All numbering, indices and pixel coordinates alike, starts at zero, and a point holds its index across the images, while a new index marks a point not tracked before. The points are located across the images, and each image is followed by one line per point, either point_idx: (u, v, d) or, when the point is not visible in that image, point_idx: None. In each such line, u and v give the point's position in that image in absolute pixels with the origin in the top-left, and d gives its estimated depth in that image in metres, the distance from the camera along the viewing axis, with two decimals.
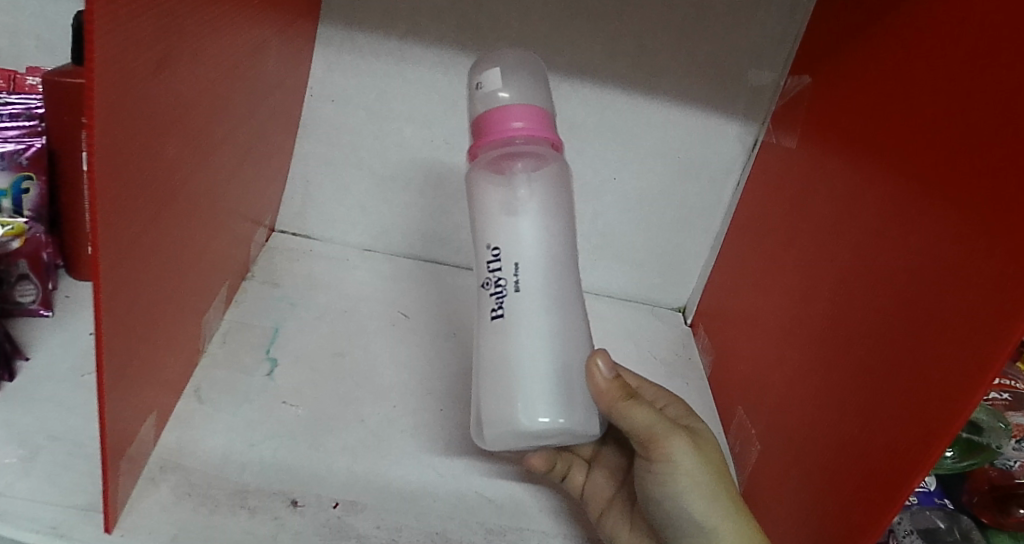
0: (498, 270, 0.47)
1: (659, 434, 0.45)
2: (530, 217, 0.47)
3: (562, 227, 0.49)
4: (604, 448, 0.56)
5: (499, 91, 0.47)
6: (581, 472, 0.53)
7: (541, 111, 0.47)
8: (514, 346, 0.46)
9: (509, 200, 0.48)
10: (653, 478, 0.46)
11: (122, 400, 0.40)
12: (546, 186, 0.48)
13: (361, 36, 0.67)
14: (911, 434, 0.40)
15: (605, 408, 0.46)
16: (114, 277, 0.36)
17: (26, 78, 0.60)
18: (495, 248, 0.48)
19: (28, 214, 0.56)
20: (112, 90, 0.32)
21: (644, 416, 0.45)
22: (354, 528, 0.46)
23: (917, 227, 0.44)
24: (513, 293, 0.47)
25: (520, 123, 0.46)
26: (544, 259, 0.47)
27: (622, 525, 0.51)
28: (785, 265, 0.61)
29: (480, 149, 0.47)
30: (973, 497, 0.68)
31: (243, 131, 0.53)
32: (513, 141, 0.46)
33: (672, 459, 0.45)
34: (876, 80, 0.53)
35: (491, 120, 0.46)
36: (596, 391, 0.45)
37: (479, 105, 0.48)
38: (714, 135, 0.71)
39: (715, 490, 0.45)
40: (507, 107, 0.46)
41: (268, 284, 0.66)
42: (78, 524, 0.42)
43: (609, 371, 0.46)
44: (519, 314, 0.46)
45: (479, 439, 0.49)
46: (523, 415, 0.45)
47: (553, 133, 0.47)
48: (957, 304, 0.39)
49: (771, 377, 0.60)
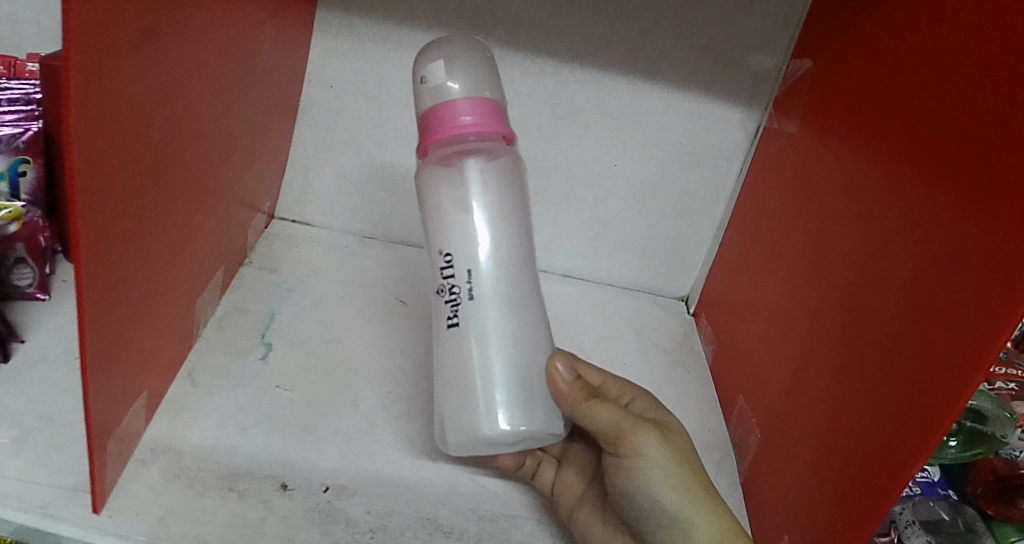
0: (452, 277, 0.47)
1: (626, 429, 0.45)
2: (482, 212, 0.47)
3: (515, 219, 0.49)
4: (571, 446, 0.56)
5: (447, 83, 0.46)
6: (551, 470, 0.53)
7: (489, 103, 0.46)
8: (473, 354, 0.47)
9: (460, 196, 0.48)
10: (622, 474, 0.46)
11: (108, 382, 0.40)
12: (498, 179, 0.48)
13: (359, 21, 0.67)
14: (909, 424, 0.39)
15: (568, 411, 0.47)
16: (96, 256, 0.36)
17: (26, 64, 0.59)
18: (447, 254, 0.48)
19: (25, 198, 0.56)
20: (89, 72, 0.32)
21: (609, 413, 0.46)
22: (344, 512, 0.46)
23: (913, 216, 0.44)
24: (467, 301, 0.47)
25: (469, 118, 0.45)
26: (500, 253, 0.47)
27: (595, 520, 0.50)
28: (786, 252, 0.61)
29: (430, 145, 0.46)
30: (978, 488, 0.67)
31: (235, 114, 0.53)
32: (463, 137, 0.46)
33: (640, 452, 0.45)
34: (880, 62, 0.52)
35: (439, 115, 0.46)
36: (559, 395, 0.47)
37: (426, 99, 0.47)
38: (716, 121, 0.70)
39: (687, 481, 0.45)
40: (454, 101, 0.46)
41: (266, 269, 0.66)
42: (67, 504, 0.42)
43: (569, 373, 0.47)
44: (475, 318, 0.47)
45: (443, 444, 0.49)
46: (485, 423, 0.46)
47: (504, 125, 0.47)
48: (954, 291, 0.38)
49: (771, 366, 0.60)
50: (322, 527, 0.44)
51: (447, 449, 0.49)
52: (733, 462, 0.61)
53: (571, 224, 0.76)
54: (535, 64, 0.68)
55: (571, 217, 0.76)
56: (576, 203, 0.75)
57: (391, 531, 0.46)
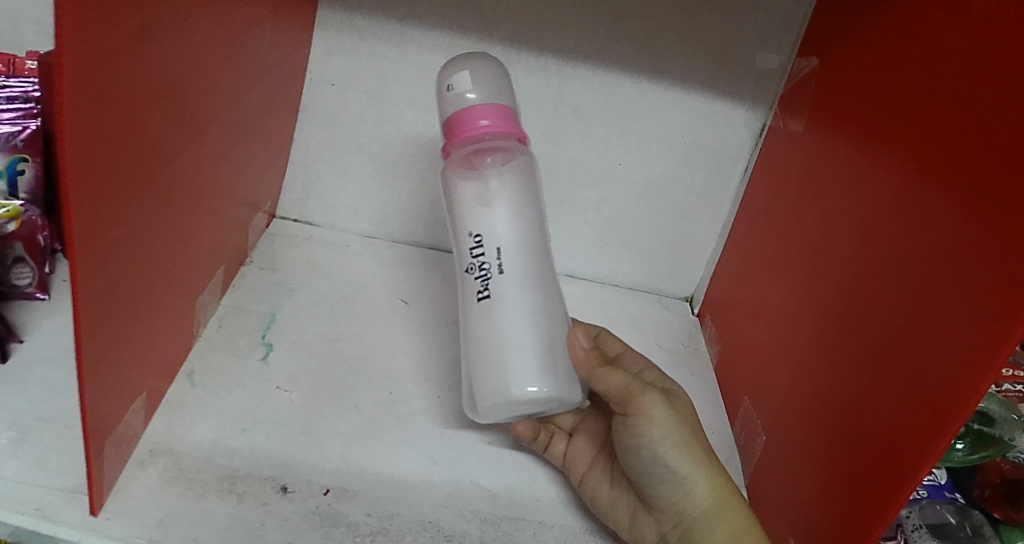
0: (482, 254, 0.49)
1: (634, 391, 0.47)
2: (502, 208, 0.49)
3: (533, 217, 0.50)
4: (584, 417, 0.56)
5: (467, 90, 0.48)
6: (563, 441, 0.54)
7: (506, 108, 0.48)
8: (497, 325, 0.48)
9: (482, 193, 0.49)
10: (628, 435, 0.47)
11: (104, 383, 0.39)
12: (517, 178, 0.50)
13: (361, 19, 0.67)
14: (916, 422, 0.39)
15: (584, 376, 0.49)
16: (92, 255, 0.35)
17: (26, 62, 0.58)
18: (477, 236, 0.49)
19: (24, 197, 0.56)
20: (83, 74, 0.31)
21: (620, 378, 0.47)
22: (344, 515, 0.45)
23: (920, 214, 0.43)
24: (497, 275, 0.49)
25: (487, 121, 0.47)
26: (521, 243, 0.49)
27: (603, 483, 0.51)
28: (792, 252, 0.60)
29: (452, 148, 0.48)
30: (985, 491, 0.67)
31: (234, 113, 0.53)
32: (482, 138, 0.48)
33: (645, 412, 0.46)
34: (888, 59, 0.51)
35: (459, 120, 0.47)
36: (575, 360, 0.49)
37: (447, 106, 0.49)
38: (721, 119, 0.70)
39: (688, 440, 0.47)
40: (473, 106, 0.47)
41: (267, 268, 0.65)
42: (64, 507, 0.42)
43: (586, 342, 0.49)
44: (505, 294, 0.48)
45: (473, 413, 0.51)
46: (514, 385, 0.47)
47: (519, 128, 0.49)
48: (963, 290, 0.38)
49: (776, 367, 0.59)
50: (322, 530, 0.44)
51: (479, 418, 0.51)
52: (738, 463, 0.61)
53: (574, 223, 0.75)
54: (538, 62, 0.68)
55: (574, 217, 0.75)
56: (580, 202, 0.74)
57: (392, 534, 0.45)
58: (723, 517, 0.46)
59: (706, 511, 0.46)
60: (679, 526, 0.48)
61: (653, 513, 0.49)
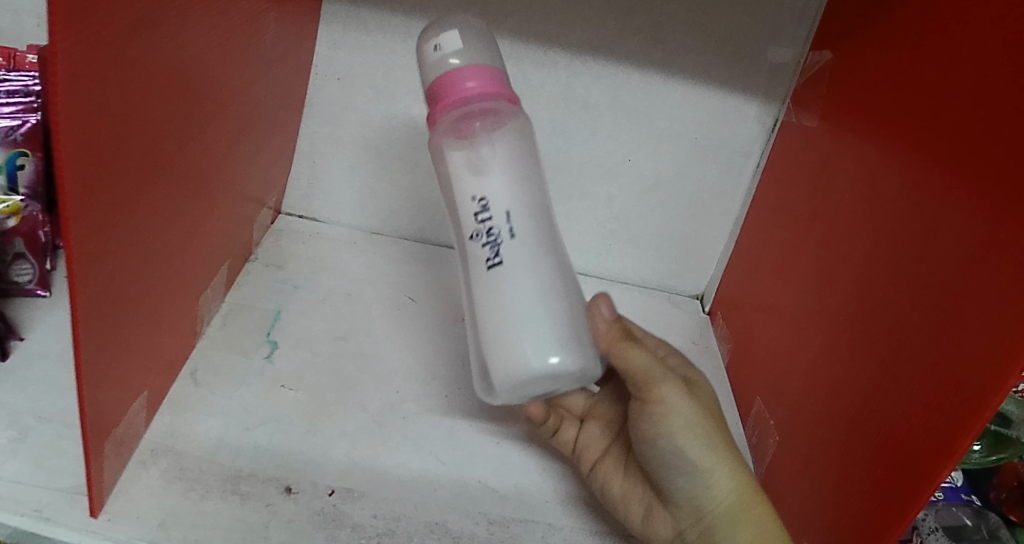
0: (488, 221, 0.47)
1: (653, 378, 0.46)
2: (496, 174, 0.47)
3: (530, 183, 0.49)
4: (597, 404, 0.55)
5: (452, 52, 0.46)
6: (574, 426, 0.53)
7: (494, 68, 0.46)
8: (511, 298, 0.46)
9: (474, 160, 0.47)
10: (643, 424, 0.46)
11: (104, 379, 0.38)
12: (510, 144, 0.48)
13: (367, 13, 0.66)
14: (932, 426, 0.38)
15: (603, 350, 0.48)
16: (89, 251, 0.34)
17: (27, 56, 0.57)
18: (480, 199, 0.47)
19: (23, 192, 0.55)
20: (80, 70, 0.30)
21: (641, 360, 0.47)
22: (350, 517, 0.44)
23: (938, 213, 0.42)
24: (508, 240, 0.47)
25: (473, 83, 0.45)
26: (523, 208, 0.48)
27: (615, 473, 0.50)
28: (805, 249, 0.59)
29: (438, 115, 0.46)
30: (1001, 494, 0.66)
31: (237, 107, 0.52)
32: (469, 103, 0.45)
33: (664, 402, 0.45)
34: (904, 49, 0.50)
35: (446, 85, 0.45)
36: (596, 332, 0.48)
37: (430, 72, 0.47)
38: (733, 115, 0.68)
39: (710, 434, 0.45)
40: (458, 70, 0.45)
41: (271, 266, 0.65)
42: (64, 508, 0.41)
43: (610, 314, 0.49)
44: (516, 264, 0.46)
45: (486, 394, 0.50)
46: (534, 358, 0.45)
47: (508, 89, 0.47)
48: (980, 290, 0.37)
49: (790, 367, 0.58)
50: (327, 531, 0.43)
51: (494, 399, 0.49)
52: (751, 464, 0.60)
53: (584, 220, 0.74)
54: (546, 57, 0.67)
55: (583, 213, 0.74)
56: (589, 199, 0.73)
57: (398, 536, 0.44)
58: (745, 518, 0.45)
59: (728, 510, 0.45)
60: (699, 526, 0.46)
61: (669, 508, 0.47)
